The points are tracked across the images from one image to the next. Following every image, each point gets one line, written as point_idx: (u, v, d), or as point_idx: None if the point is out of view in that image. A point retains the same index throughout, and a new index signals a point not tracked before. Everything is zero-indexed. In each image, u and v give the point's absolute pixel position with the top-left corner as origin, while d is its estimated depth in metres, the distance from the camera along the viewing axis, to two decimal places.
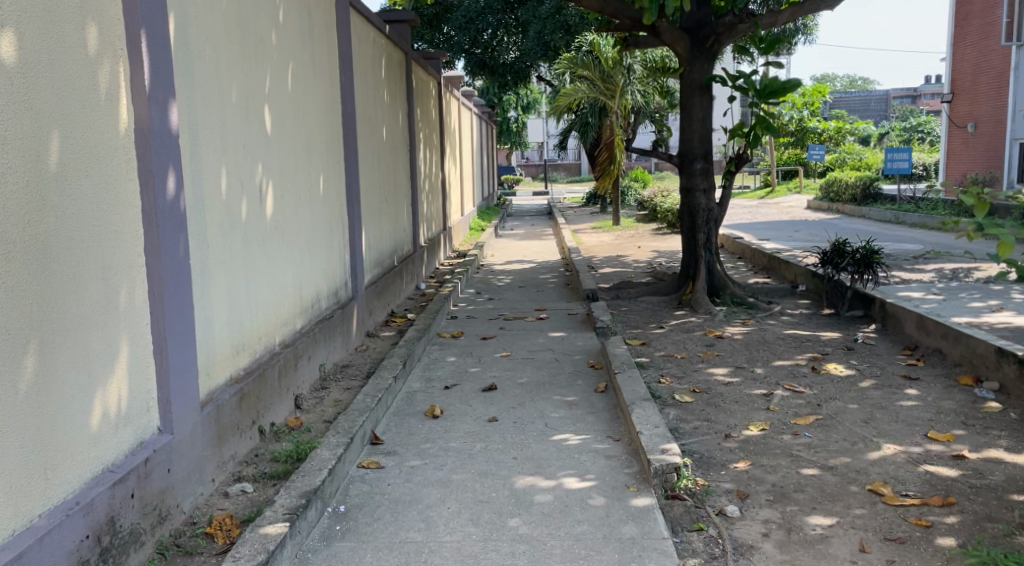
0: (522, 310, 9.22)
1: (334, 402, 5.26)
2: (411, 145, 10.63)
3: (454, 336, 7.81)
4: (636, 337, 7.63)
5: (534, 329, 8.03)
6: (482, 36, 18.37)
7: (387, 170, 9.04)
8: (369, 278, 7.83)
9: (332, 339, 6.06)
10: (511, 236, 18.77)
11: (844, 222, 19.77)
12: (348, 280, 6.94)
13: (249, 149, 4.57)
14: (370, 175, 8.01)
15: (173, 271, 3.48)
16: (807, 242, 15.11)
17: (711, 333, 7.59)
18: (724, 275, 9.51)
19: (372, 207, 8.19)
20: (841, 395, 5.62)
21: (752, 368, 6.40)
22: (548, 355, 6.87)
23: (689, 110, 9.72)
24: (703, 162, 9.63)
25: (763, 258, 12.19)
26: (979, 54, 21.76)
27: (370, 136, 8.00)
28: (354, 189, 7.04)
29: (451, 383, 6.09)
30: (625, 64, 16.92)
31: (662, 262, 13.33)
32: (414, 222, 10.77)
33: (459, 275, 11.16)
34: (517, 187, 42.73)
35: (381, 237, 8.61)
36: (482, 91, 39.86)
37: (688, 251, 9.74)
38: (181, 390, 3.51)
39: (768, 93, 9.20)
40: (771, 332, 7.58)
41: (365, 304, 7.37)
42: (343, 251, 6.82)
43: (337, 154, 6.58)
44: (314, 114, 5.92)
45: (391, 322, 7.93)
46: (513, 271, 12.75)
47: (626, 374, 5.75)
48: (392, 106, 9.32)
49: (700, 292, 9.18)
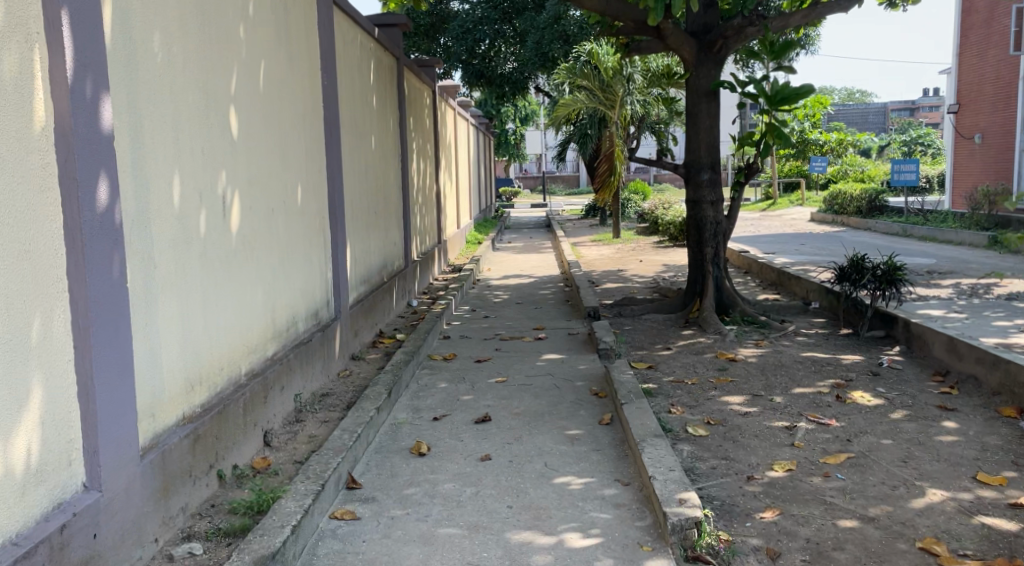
0: (520, 329, 8.68)
1: (308, 437, 4.72)
2: (404, 155, 10.14)
3: (445, 358, 7.27)
4: (642, 360, 7.08)
5: (532, 351, 7.49)
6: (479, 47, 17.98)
7: (377, 181, 8.54)
8: (355, 297, 7.30)
9: (311, 365, 5.53)
10: (509, 249, 18.24)
11: (850, 235, 19.29)
12: (331, 299, 6.41)
13: (211, 155, 4.07)
14: (357, 186, 7.50)
15: (105, 296, 2.96)
16: (816, 256, 14.59)
17: (724, 355, 7.05)
18: (733, 292, 8.99)
19: (360, 220, 7.66)
20: (872, 429, 5.08)
21: (771, 396, 5.86)
22: (547, 381, 6.33)
23: (695, 118, 9.20)
24: (711, 173, 9.11)
25: (772, 273, 11.67)
26: (986, 63, 21.29)
27: (357, 144, 7.50)
28: (337, 200, 6.50)
29: (441, 414, 5.54)
30: (625, 73, 16.06)
31: (665, 277, 12.81)
32: (406, 236, 10.26)
33: (454, 291, 10.63)
34: (516, 199, 42.25)
35: (369, 252, 8.07)
36: (480, 103, 39.52)
37: (695, 266, 9.21)
38: (115, 436, 2.98)
39: (780, 101, 8.67)
40: (788, 355, 7.04)
41: (350, 324, 6.84)
42: (326, 268, 6.30)
43: (319, 163, 6.07)
44: (291, 118, 5.41)
45: (379, 343, 7.39)
46: (511, 286, 12.22)
47: (634, 405, 5.21)
48: (382, 113, 8.81)
49: (709, 309, 8.65)
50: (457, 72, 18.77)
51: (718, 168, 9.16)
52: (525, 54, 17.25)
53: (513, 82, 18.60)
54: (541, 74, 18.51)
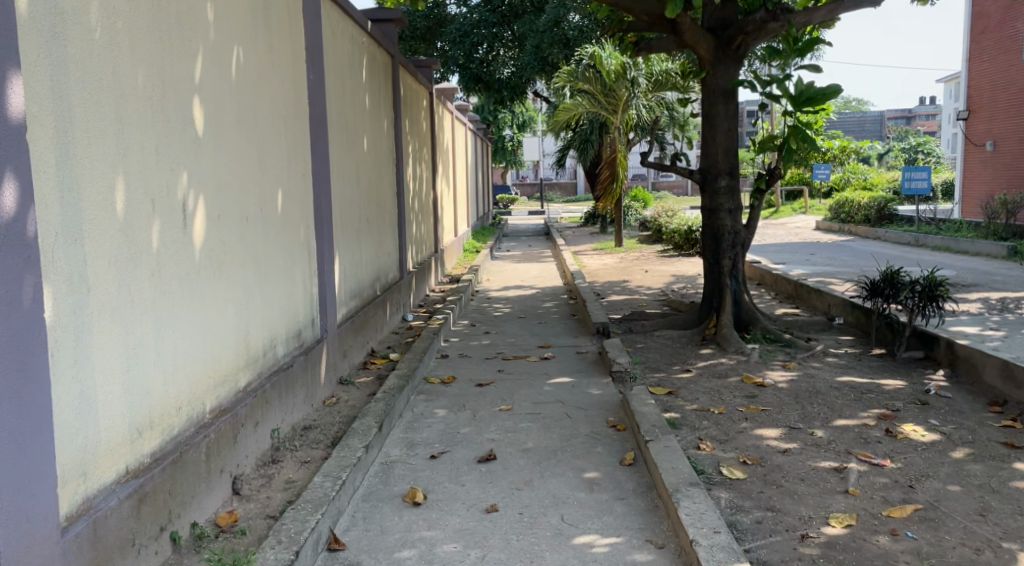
0: (523, 347, 8.02)
1: (285, 483, 4.05)
2: (399, 160, 9.50)
3: (443, 381, 6.61)
4: (660, 385, 6.42)
5: (539, 373, 6.83)
6: (477, 51, 17.33)
7: (369, 186, 7.89)
8: (344, 313, 6.65)
9: (292, 394, 4.87)
10: (508, 258, 17.58)
11: (859, 244, 18.68)
12: (316, 317, 5.76)
13: (172, 155, 3.44)
14: (348, 193, 6.85)
15: (5, 331, 2.43)
16: (829, 268, 13.97)
17: (750, 379, 6.40)
18: (752, 307, 8.35)
19: (350, 230, 7.01)
20: (935, 472, 4.45)
21: (811, 430, 5.21)
22: (557, 409, 5.67)
23: (712, 118, 8.52)
24: (729, 179, 8.45)
25: (789, 285, 11.03)
26: (998, 69, 20.71)
27: (348, 146, 6.86)
28: (323, 207, 5.83)
29: (439, 450, 4.88)
30: (628, 77, 15.66)
31: (675, 288, 12.16)
32: (401, 246, 9.62)
33: (452, 304, 9.98)
34: (512, 205, 41.59)
35: (360, 264, 7.40)
36: (477, 107, 38.82)
37: (711, 279, 8.57)
38: (22, 504, 2.47)
39: (805, 101, 7.93)
40: (821, 379, 6.39)
41: (338, 344, 6.19)
42: (311, 282, 5.65)
43: (303, 165, 5.43)
44: (271, 114, 4.77)
45: (370, 364, 6.72)
46: (512, 298, 11.57)
47: (661, 442, 4.55)
48: (376, 114, 8.18)
49: (727, 326, 8.01)
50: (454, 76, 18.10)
51: (736, 174, 8.50)
52: (524, 58, 16.69)
53: (511, 88, 17.98)
54: (540, 79, 17.90)
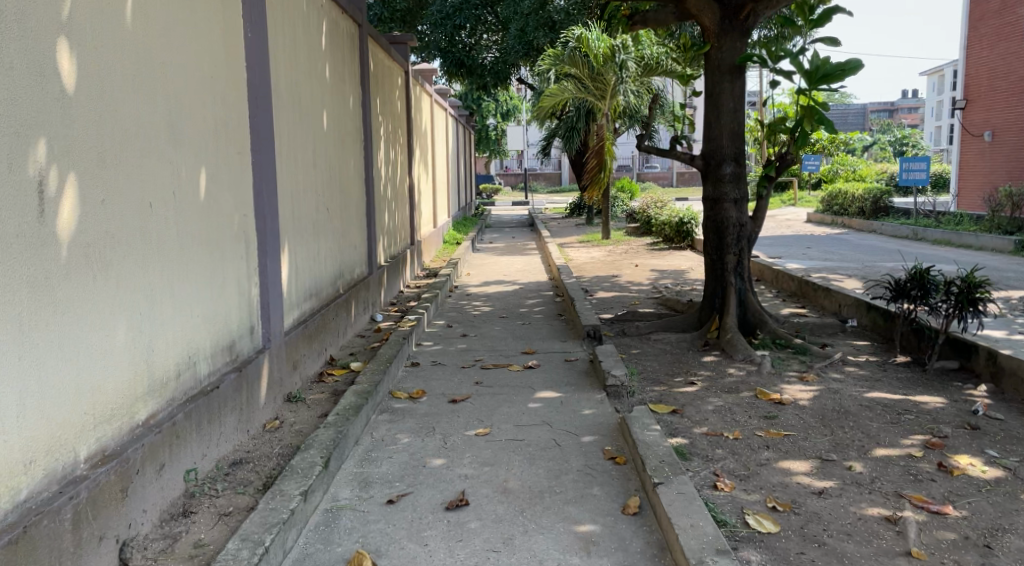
0: (504, 353, 7.11)
1: (192, 546, 3.16)
2: (367, 143, 8.56)
3: (411, 396, 5.69)
4: (662, 402, 5.54)
5: (522, 387, 5.92)
6: (460, 36, 16.42)
7: (330, 170, 6.96)
8: (295, 317, 5.74)
9: (215, 422, 3.96)
10: (490, 250, 16.68)
11: (855, 237, 17.87)
12: (257, 324, 4.85)
13: (11, 118, 2.62)
14: (301, 177, 5.92)
15: None
16: (828, 263, 13.11)
17: (767, 396, 5.53)
18: (760, 308, 7.51)
19: (305, 220, 6.08)
20: (1011, 525, 3.61)
21: (848, 462, 4.34)
22: (544, 435, 4.78)
23: (716, 98, 7.61)
24: (734, 166, 7.55)
25: (792, 283, 10.16)
26: (996, 56, 19.93)
27: (302, 123, 5.94)
28: (264, 191, 4.87)
29: (399, 492, 3.97)
30: (617, 61, 14.95)
31: (667, 284, 11.29)
32: (371, 237, 8.69)
33: (426, 302, 9.07)
34: (495, 195, 40.64)
35: (317, 259, 6.47)
36: (460, 94, 37.75)
37: (713, 277, 7.73)
38: None
39: (821, 78, 6.99)
40: (848, 395, 5.52)
41: (285, 354, 5.28)
42: (248, 282, 4.74)
43: (237, 141, 4.52)
44: (190, 73, 3.85)
45: (325, 377, 5.80)
46: (492, 295, 10.66)
47: (673, 487, 3.68)
48: (338, 89, 7.25)
49: (733, 330, 7.16)
50: (435, 60, 17.20)
51: (742, 160, 7.61)
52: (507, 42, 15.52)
53: (494, 73, 17.17)
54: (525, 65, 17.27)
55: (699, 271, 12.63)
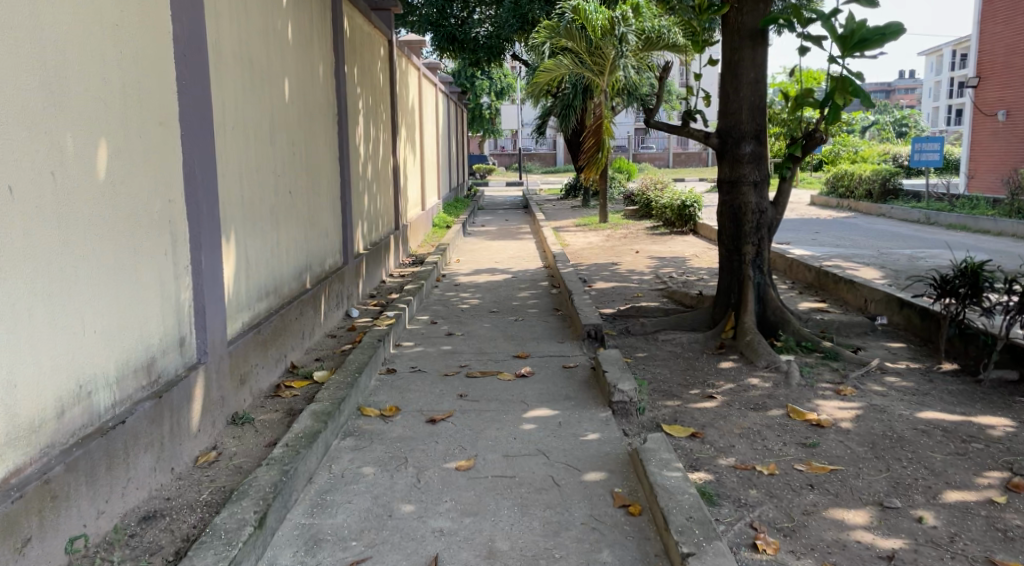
0: (493, 357, 6.24)
1: None
2: (342, 118, 7.71)
3: (382, 414, 4.84)
4: (677, 423, 4.70)
5: (512, 402, 5.06)
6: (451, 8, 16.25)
7: (293, 148, 6.11)
8: (245, 321, 4.89)
9: (119, 466, 3.19)
10: (482, 234, 15.83)
11: (864, 220, 17.00)
12: (190, 334, 4.03)
13: None
14: (251, 154, 5.08)
15: None
16: (842, 250, 12.24)
17: (801, 415, 4.69)
18: (781, 305, 6.68)
19: (258, 206, 5.24)
20: None
21: (914, 510, 3.52)
22: (539, 469, 3.95)
23: (736, 67, 6.72)
24: (754, 145, 6.68)
25: (809, 273, 9.30)
26: (1013, 31, 18.94)
27: (252, 93, 5.11)
28: (197, 170, 4.06)
29: (355, 558, 3.18)
30: (616, 33, 13.87)
31: (672, 273, 10.42)
32: (347, 222, 7.82)
33: (408, 294, 8.22)
34: (489, 176, 39.72)
35: (277, 249, 5.63)
36: (452, 72, 36.69)
37: (727, 269, 6.89)
38: None
39: (856, 44, 6.06)
40: (897, 415, 4.67)
41: (229, 367, 4.43)
42: (177, 284, 3.92)
43: (157, 109, 3.73)
44: (76, 30, 3.11)
45: (281, 392, 4.95)
46: (482, 285, 9.80)
47: (706, 562, 2.92)
48: (303, 55, 6.41)
49: (752, 332, 6.32)
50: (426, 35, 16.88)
51: (764, 138, 6.74)
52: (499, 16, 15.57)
53: (487, 48, 16.64)
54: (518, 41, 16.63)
55: (705, 258, 11.77)
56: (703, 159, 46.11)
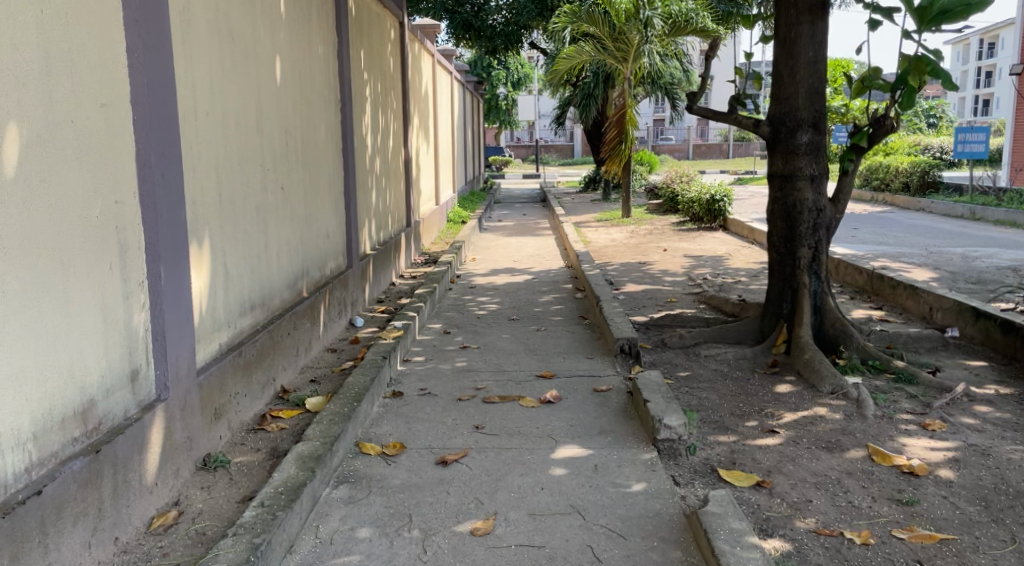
0: (514, 377, 5.47)
1: None
2: (346, 103, 6.94)
3: (383, 452, 4.09)
4: (736, 468, 3.92)
5: (538, 437, 4.29)
6: None
7: (286, 139, 5.36)
8: (223, 342, 4.14)
9: (32, 552, 2.52)
10: (499, 230, 15.06)
11: (902, 215, 16.09)
12: (145, 365, 3.28)
13: None
14: (232, 145, 4.34)
15: None
16: (888, 249, 11.36)
17: (886, 459, 3.87)
18: (841, 316, 5.88)
19: (242, 206, 4.49)
20: None
21: None
22: (575, 536, 3.20)
23: (791, 45, 5.94)
24: (811, 134, 5.90)
25: (858, 276, 8.46)
26: None
27: (233, 73, 4.37)
28: (154, 165, 3.31)
29: None
30: (641, 17, 12.95)
31: (707, 275, 9.61)
32: (352, 221, 7.07)
33: (419, 300, 7.46)
34: (506, 168, 38.95)
35: (266, 255, 4.88)
36: (471, 61, 35.90)
37: (778, 276, 6.10)
38: None
39: (937, 15, 5.13)
40: (1005, 460, 3.87)
41: (199, 400, 3.68)
42: (128, 305, 3.16)
43: (99, 88, 2.99)
44: None
45: (266, 426, 4.20)
46: (500, 288, 9.03)
47: None
48: (298, 34, 5.68)
49: (812, 348, 5.51)
50: (442, 22, 16.66)
51: (822, 127, 5.96)
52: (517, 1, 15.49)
53: (505, 36, 16.38)
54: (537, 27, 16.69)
55: (739, 258, 10.95)
56: (724, 151, 45.10)
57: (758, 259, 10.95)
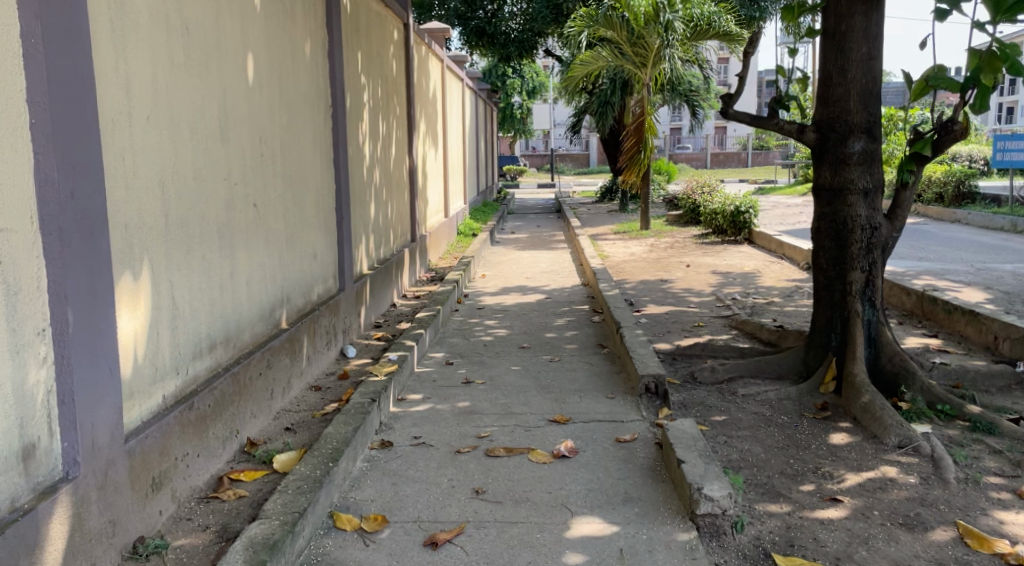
0: (523, 421, 4.74)
1: None
2: (338, 109, 6.23)
3: (362, 527, 3.37)
4: (792, 553, 3.19)
5: (550, 507, 3.56)
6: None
7: (262, 149, 4.65)
8: (169, 393, 3.42)
9: None
10: (512, 243, 14.34)
11: (938, 228, 15.25)
12: (47, 437, 2.59)
13: None
14: (187, 156, 3.62)
15: None
16: (931, 266, 10.55)
17: (984, 542, 3.18)
18: (899, 350, 5.11)
19: (200, 229, 3.77)
20: None
21: None
22: None
23: (840, 41, 5.19)
24: (865, 142, 5.14)
25: (906, 298, 7.67)
26: None
27: (187, 70, 3.66)
28: (56, 185, 2.59)
29: None
30: (661, 21, 12.24)
31: (736, 295, 8.84)
32: (345, 239, 6.36)
33: (420, 325, 6.74)
34: (520, 178, 38.26)
35: (233, 284, 4.15)
36: (485, 70, 35.22)
37: (826, 302, 5.33)
38: None
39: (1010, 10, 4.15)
40: None
41: (130, 473, 2.96)
42: (19, 364, 2.48)
43: None
44: None
45: (221, 492, 3.48)
46: (511, 309, 8.31)
47: None
48: (277, 30, 4.97)
49: (870, 389, 4.74)
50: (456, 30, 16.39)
51: (877, 133, 5.20)
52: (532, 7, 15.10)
53: (520, 43, 16.05)
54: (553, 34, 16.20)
55: (770, 275, 10.17)
56: (743, 159, 44.20)
57: (789, 276, 10.17)
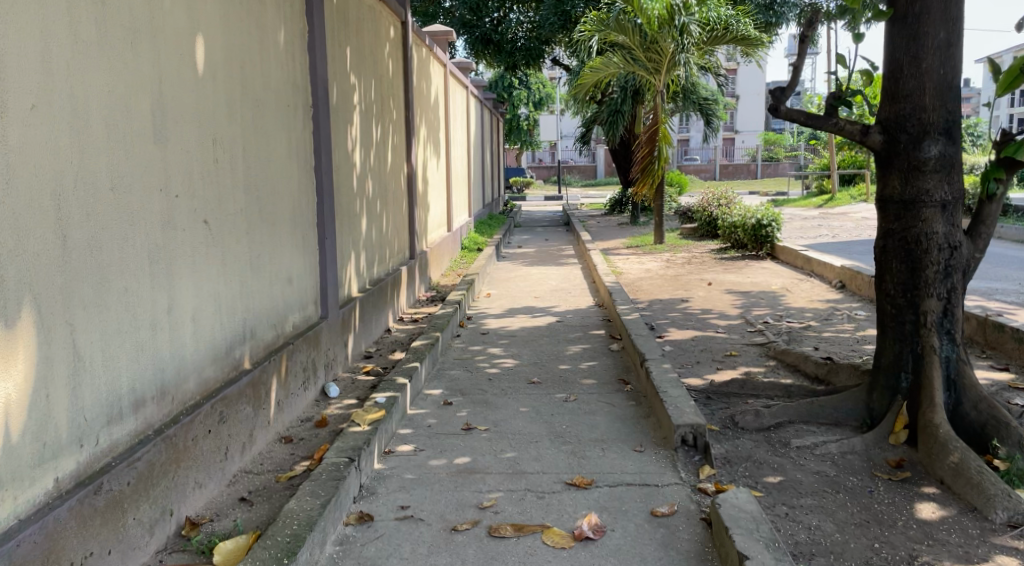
0: (534, 485, 3.88)
1: None
2: (319, 109, 5.38)
3: None
4: None
5: None
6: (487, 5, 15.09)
7: (216, 152, 3.80)
8: (67, 474, 2.62)
9: None
10: (519, 258, 13.50)
11: None
12: None
13: None
14: (101, 160, 2.80)
15: None
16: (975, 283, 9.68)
17: None
18: (986, 394, 4.24)
19: (124, 252, 2.93)
20: None
21: None
22: None
23: (914, 26, 4.33)
24: (943, 144, 4.29)
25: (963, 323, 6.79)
26: None
27: (103, 49, 2.82)
28: None
29: None
30: (676, 24, 11.37)
31: (768, 318, 7.98)
32: (328, 259, 5.51)
33: (413, 355, 5.90)
34: (526, 190, 37.40)
35: (174, 321, 3.31)
36: (491, 83, 34.49)
37: (897, 337, 4.45)
38: None
39: None
40: None
41: None
42: None
43: None
44: None
45: None
46: (519, 335, 7.45)
47: None
48: (238, 12, 4.13)
49: (958, 445, 3.87)
50: (460, 39, 15.74)
51: (957, 134, 4.35)
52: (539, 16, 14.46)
53: (525, 52, 15.25)
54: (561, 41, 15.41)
55: (801, 295, 9.31)
56: (752, 170, 43.45)
57: (821, 295, 9.30)
